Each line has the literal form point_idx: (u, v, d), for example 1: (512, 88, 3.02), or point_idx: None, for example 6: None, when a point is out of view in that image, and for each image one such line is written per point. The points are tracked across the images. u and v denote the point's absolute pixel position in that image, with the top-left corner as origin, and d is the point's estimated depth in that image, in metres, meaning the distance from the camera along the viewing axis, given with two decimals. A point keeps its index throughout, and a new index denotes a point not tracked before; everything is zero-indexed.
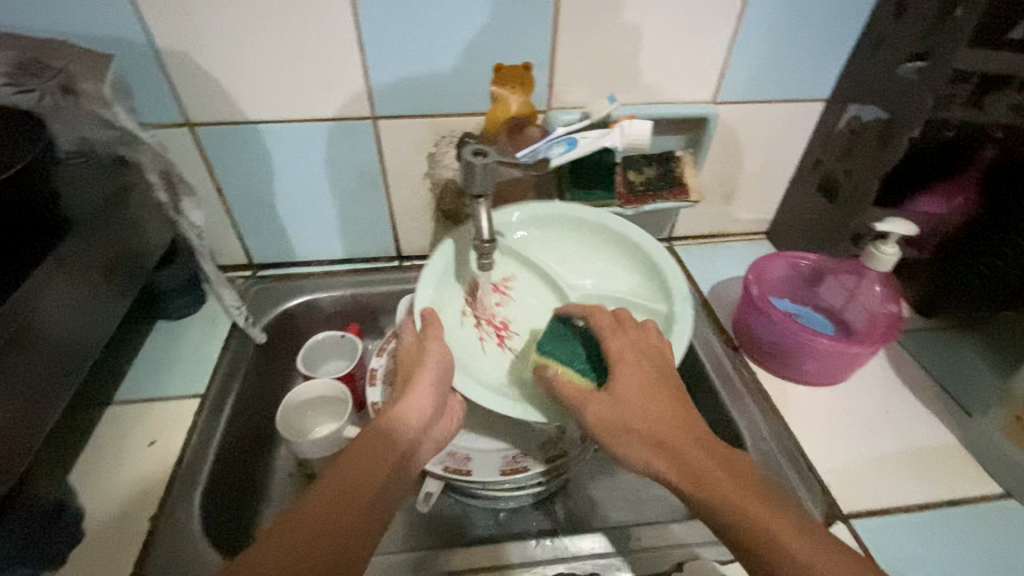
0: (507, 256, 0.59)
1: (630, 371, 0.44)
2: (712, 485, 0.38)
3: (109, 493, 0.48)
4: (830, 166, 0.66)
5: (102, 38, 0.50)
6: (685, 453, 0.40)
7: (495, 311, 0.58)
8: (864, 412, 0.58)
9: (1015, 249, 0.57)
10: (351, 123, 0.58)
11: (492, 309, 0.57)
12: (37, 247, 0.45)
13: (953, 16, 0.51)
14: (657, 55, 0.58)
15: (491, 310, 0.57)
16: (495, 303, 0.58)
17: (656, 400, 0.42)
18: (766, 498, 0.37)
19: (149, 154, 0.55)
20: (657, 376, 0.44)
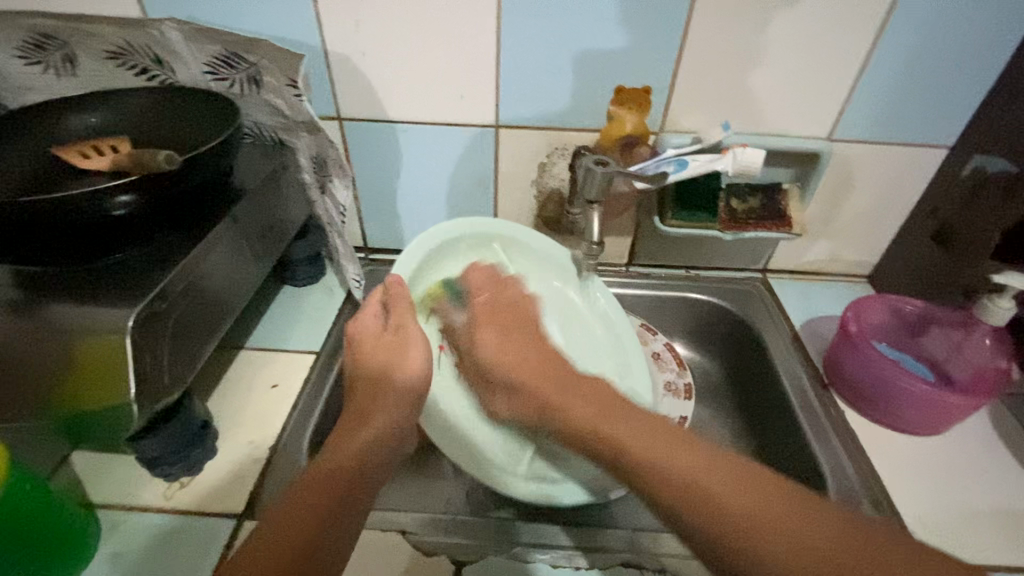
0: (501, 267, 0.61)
1: (491, 334, 0.55)
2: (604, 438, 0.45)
3: (237, 421, 0.55)
4: (948, 214, 0.64)
5: (284, 39, 0.59)
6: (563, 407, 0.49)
7: (459, 330, 0.58)
8: (961, 468, 0.55)
9: None
10: (476, 129, 0.64)
11: (457, 324, 0.58)
12: (214, 208, 0.53)
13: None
14: (776, 89, 0.60)
15: (458, 326, 0.58)
16: (469, 311, 0.60)
17: (512, 340, 0.55)
18: (674, 441, 0.42)
19: (305, 140, 0.62)
20: (509, 329, 0.55)
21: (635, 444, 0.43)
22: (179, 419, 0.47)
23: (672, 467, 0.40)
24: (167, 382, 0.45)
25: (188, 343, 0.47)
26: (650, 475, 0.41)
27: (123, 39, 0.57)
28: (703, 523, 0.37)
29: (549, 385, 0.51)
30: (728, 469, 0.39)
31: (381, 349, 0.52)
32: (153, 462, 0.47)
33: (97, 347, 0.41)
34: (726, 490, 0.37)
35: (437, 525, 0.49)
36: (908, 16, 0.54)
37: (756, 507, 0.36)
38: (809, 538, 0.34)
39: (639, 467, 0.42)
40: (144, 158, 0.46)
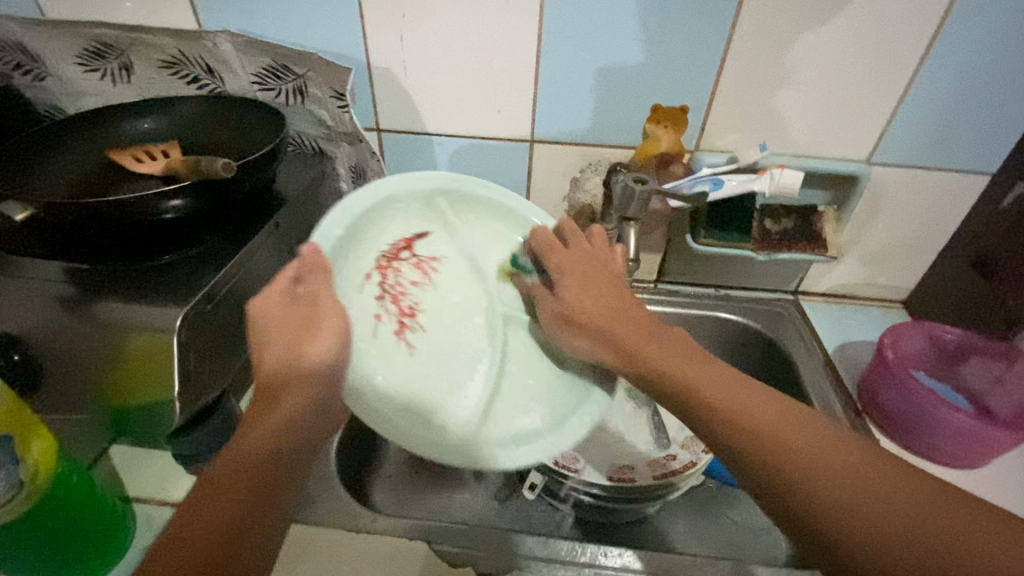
0: (438, 235, 0.53)
1: (578, 286, 0.48)
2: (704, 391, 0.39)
3: None
4: (989, 241, 0.62)
5: (331, 53, 0.60)
6: (658, 364, 0.42)
7: (409, 293, 0.50)
8: (1001, 505, 0.53)
9: None
10: (512, 143, 0.65)
11: (405, 287, 0.50)
12: (258, 213, 0.55)
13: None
14: (816, 111, 0.60)
15: (404, 290, 0.50)
16: (410, 282, 0.50)
17: (594, 290, 0.47)
18: (743, 389, 0.39)
19: (345, 151, 0.64)
20: (589, 278, 0.48)
21: (710, 380, 0.40)
22: (217, 418, 0.48)
23: (770, 426, 0.36)
24: (210, 379, 0.46)
25: (233, 342, 0.49)
26: (726, 416, 0.37)
27: (177, 49, 0.59)
28: (804, 499, 0.33)
29: (618, 320, 0.45)
30: (836, 444, 0.34)
31: (288, 328, 0.40)
32: (191, 459, 0.48)
33: (151, 342, 0.43)
34: (827, 454, 0.34)
35: (462, 536, 0.49)
36: (954, 40, 0.54)
37: (868, 488, 0.32)
38: (929, 530, 0.30)
39: (711, 405, 0.38)
40: (204, 166, 0.49)
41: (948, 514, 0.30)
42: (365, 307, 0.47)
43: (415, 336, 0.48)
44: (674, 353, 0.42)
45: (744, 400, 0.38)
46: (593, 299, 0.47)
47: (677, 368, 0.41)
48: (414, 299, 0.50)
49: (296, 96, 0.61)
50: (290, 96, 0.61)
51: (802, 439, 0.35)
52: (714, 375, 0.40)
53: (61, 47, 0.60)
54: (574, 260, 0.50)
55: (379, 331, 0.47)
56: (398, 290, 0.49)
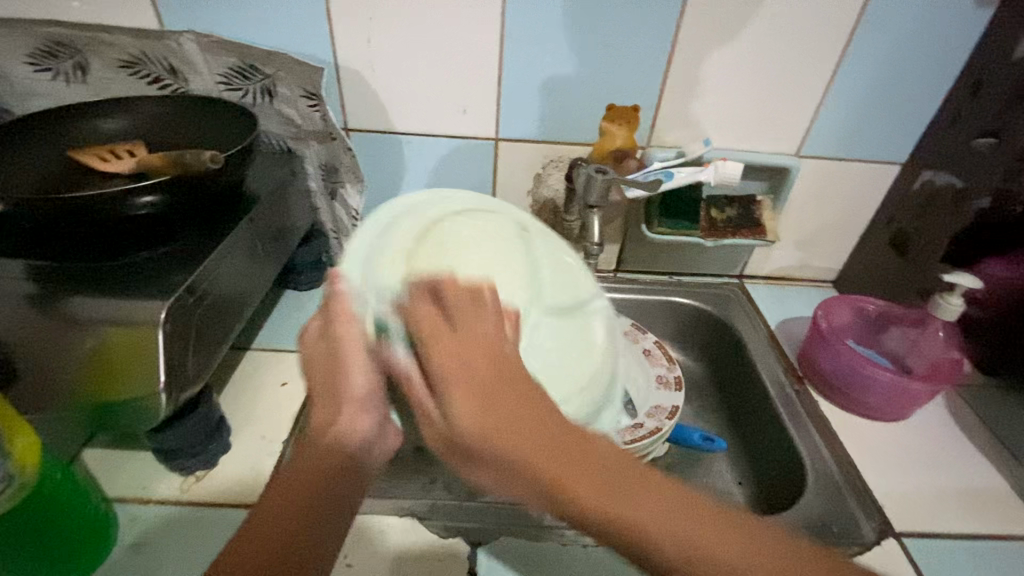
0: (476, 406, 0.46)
1: (424, 301, 0.37)
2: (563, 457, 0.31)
3: (248, 418, 0.56)
4: (904, 224, 0.71)
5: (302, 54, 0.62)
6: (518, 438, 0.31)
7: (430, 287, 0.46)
8: (924, 450, 0.60)
9: None
10: (476, 141, 0.69)
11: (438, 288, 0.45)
12: (233, 210, 0.56)
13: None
14: (752, 109, 0.66)
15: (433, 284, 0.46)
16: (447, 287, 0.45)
17: (469, 350, 0.33)
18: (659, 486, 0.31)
19: (314, 148, 0.65)
20: (429, 289, 0.36)
21: (631, 481, 0.31)
22: (199, 416, 0.48)
23: (643, 525, 0.30)
24: (193, 373, 0.46)
25: (212, 335, 0.49)
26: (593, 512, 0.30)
27: (138, 49, 0.59)
28: None
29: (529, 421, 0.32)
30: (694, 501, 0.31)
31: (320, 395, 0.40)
32: (175, 455, 0.48)
33: (126, 338, 0.43)
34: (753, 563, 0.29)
35: (452, 511, 0.51)
36: (864, 48, 0.62)
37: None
38: (747, 564, 0.29)
39: (571, 506, 0.31)
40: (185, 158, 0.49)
41: (732, 531, 0.30)
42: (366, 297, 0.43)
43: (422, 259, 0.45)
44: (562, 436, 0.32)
45: (659, 511, 0.30)
46: (506, 438, 0.31)
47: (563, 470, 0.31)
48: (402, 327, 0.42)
49: (265, 95, 0.62)
50: (259, 95, 0.62)
51: (684, 525, 0.30)
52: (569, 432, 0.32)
53: (10, 45, 0.58)
54: (443, 244, 0.42)
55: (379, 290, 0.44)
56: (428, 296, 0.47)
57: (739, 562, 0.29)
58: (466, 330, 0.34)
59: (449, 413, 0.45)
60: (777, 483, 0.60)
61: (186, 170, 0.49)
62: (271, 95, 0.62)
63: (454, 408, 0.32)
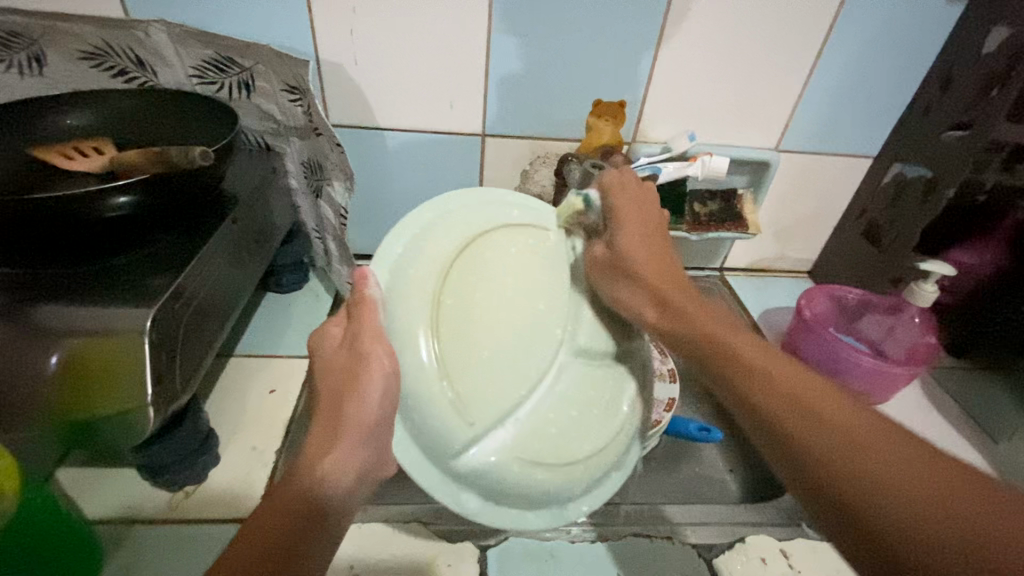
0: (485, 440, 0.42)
1: (636, 239, 0.47)
2: (737, 354, 0.39)
3: (237, 430, 0.53)
4: (875, 215, 0.74)
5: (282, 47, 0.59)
6: (721, 337, 0.40)
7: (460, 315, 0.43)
8: (904, 431, 0.63)
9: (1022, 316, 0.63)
10: (463, 137, 0.68)
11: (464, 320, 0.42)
12: (211, 211, 0.53)
13: (1013, 73, 0.57)
14: (734, 104, 0.68)
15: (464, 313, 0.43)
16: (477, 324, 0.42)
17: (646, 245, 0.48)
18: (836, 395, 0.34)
19: (295, 145, 0.63)
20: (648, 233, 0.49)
21: (796, 381, 0.35)
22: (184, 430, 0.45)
23: (780, 383, 0.35)
24: (179, 383, 0.44)
25: (197, 342, 0.47)
26: (761, 394, 0.35)
27: (103, 40, 0.54)
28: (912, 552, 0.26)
29: (700, 317, 0.43)
30: (857, 411, 0.32)
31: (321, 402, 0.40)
32: (161, 471, 0.46)
33: (98, 350, 0.39)
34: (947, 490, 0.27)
35: (458, 514, 0.50)
36: (840, 45, 0.64)
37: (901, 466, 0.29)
38: (917, 482, 0.28)
39: (748, 394, 0.36)
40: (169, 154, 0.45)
41: (902, 448, 0.29)
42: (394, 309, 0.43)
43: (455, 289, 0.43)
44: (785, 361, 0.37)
45: (819, 398, 0.33)
46: (686, 310, 0.44)
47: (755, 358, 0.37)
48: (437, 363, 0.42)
49: (243, 90, 0.59)
50: (236, 90, 0.59)
51: (860, 418, 0.31)
52: (751, 341, 0.39)
53: None
54: (631, 200, 0.50)
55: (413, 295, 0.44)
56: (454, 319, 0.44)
57: (899, 474, 0.28)
58: (639, 216, 0.50)
59: (455, 444, 0.41)
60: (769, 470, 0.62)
61: (173, 167, 0.45)
62: (249, 90, 0.59)
63: (680, 322, 0.43)
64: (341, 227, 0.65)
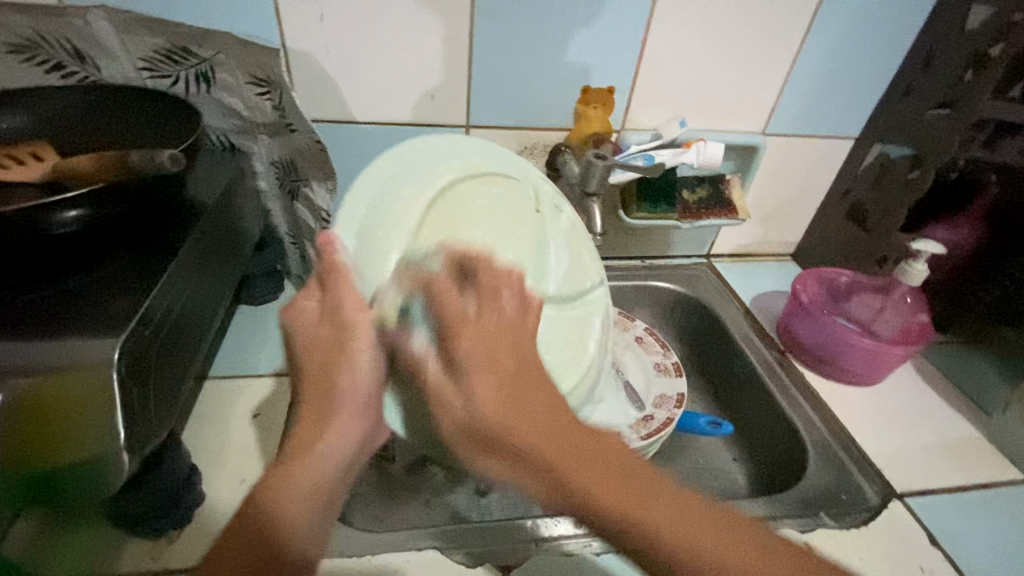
0: None
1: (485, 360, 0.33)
2: (603, 470, 0.31)
3: (223, 462, 0.49)
4: (859, 196, 0.75)
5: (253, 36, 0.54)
6: (576, 480, 0.30)
7: None
8: (902, 409, 0.64)
9: (1001, 288, 0.66)
10: (446, 130, 0.63)
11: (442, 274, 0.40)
12: (176, 220, 0.47)
13: (990, 55, 0.60)
14: (722, 88, 0.66)
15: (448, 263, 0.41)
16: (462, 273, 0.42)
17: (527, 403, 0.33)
18: (696, 519, 0.30)
19: (263, 144, 0.57)
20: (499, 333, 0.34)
21: (677, 519, 0.30)
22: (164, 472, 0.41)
23: (699, 550, 0.29)
24: (154, 422, 0.38)
25: (170, 372, 0.42)
26: (645, 541, 0.29)
27: (36, 31, 0.48)
28: None
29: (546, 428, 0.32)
30: (724, 537, 0.29)
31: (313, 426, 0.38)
32: (138, 518, 0.41)
33: (50, 390, 0.34)
34: None
35: (471, 534, 0.48)
36: (826, 25, 0.63)
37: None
38: None
39: (629, 522, 0.29)
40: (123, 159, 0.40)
41: None
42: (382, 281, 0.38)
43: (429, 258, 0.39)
44: (586, 447, 0.32)
45: (670, 524, 0.29)
46: (520, 418, 0.32)
47: (582, 474, 0.30)
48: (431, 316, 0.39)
49: (202, 83, 0.53)
50: (194, 84, 0.53)
51: (699, 537, 0.29)
52: (612, 458, 0.32)
53: None
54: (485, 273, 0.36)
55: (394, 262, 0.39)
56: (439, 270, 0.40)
57: None
58: (501, 292, 0.36)
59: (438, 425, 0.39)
60: (774, 461, 0.62)
61: (133, 173, 0.40)
62: (210, 84, 0.53)
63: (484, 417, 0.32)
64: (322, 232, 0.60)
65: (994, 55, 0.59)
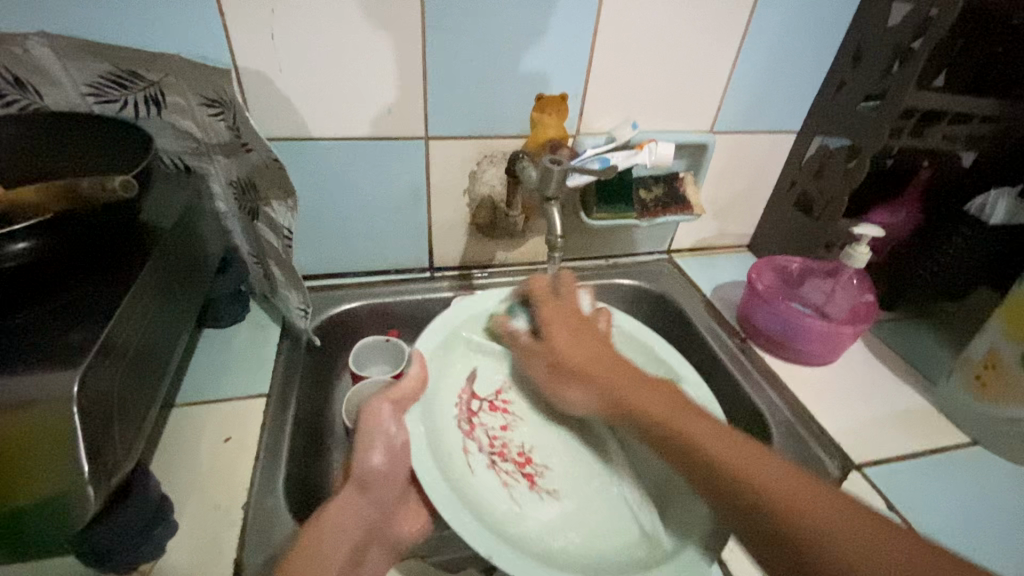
0: (500, 374, 0.62)
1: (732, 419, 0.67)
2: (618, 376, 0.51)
3: (196, 489, 0.48)
4: (805, 185, 0.79)
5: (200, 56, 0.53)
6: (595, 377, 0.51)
7: (506, 441, 0.57)
8: (856, 385, 0.68)
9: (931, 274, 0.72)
10: (407, 142, 0.64)
11: (497, 434, 0.57)
12: (126, 248, 0.45)
13: (913, 49, 0.64)
14: (670, 91, 0.69)
15: (503, 440, 0.56)
16: (500, 428, 0.57)
17: (578, 340, 0.54)
18: (772, 464, 0.41)
19: (219, 165, 0.57)
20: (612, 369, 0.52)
21: (706, 435, 0.44)
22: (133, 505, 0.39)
23: (761, 481, 0.40)
24: (120, 451, 0.38)
25: (134, 400, 0.41)
26: (701, 453, 0.43)
27: None
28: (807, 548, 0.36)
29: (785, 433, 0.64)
30: (762, 455, 0.42)
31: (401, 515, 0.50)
32: (102, 556, 0.39)
33: (15, 431, 0.33)
34: (844, 519, 0.37)
35: None
36: (762, 28, 0.67)
37: (808, 505, 0.38)
38: (849, 532, 0.36)
39: (686, 446, 0.44)
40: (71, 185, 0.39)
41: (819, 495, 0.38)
42: (452, 407, 0.56)
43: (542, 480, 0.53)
44: (630, 378, 0.50)
45: (789, 486, 0.39)
46: (606, 372, 0.51)
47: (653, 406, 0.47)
48: (517, 428, 0.58)
49: (152, 107, 0.53)
50: (145, 108, 0.53)
51: (770, 472, 0.40)
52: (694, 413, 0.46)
53: None
54: (552, 308, 0.58)
55: (476, 466, 0.52)
56: (495, 437, 0.56)
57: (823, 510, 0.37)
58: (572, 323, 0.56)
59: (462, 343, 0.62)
60: None
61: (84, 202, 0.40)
62: (160, 107, 0.53)
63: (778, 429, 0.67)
64: (285, 250, 0.59)
65: (916, 49, 0.64)
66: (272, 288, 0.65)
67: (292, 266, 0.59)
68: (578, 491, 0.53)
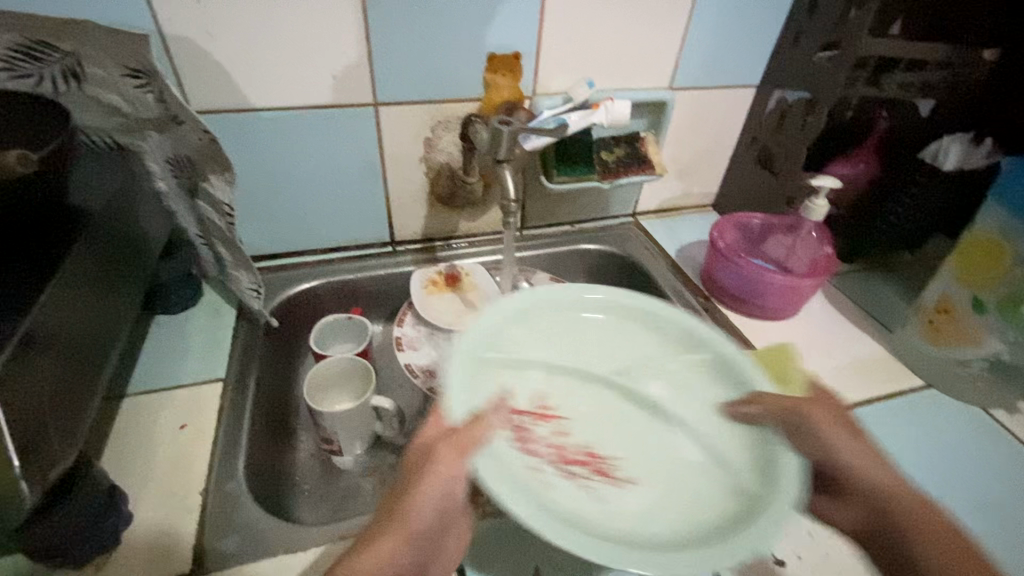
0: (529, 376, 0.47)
1: None
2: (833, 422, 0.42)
3: (150, 478, 0.47)
4: (765, 141, 0.78)
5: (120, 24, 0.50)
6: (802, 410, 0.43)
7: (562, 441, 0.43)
8: (816, 337, 0.69)
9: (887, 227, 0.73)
10: (354, 110, 0.61)
11: (535, 436, 0.43)
12: (49, 230, 0.43)
13: None
14: (627, 47, 0.67)
15: (554, 441, 0.43)
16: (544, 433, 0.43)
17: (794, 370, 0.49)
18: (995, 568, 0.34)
19: (152, 140, 0.54)
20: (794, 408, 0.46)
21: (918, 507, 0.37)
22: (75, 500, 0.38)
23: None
24: (55, 443, 0.36)
25: (68, 392, 0.39)
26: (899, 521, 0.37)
27: None
28: None
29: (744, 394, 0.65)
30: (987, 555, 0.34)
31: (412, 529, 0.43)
32: (50, 552, 0.38)
33: None
34: None
35: None
36: None
37: None
38: None
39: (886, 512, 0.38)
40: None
41: None
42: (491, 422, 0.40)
43: (620, 472, 0.42)
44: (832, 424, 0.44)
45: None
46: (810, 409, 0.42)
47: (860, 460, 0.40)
48: (571, 426, 0.45)
49: (70, 80, 0.48)
50: (62, 81, 0.48)
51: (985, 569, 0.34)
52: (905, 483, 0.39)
53: None
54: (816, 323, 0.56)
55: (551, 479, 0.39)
56: (552, 445, 0.42)
57: None
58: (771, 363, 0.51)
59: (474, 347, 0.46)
60: None
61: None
62: (80, 80, 0.49)
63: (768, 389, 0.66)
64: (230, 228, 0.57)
65: None
66: (222, 269, 0.63)
67: (237, 244, 0.58)
68: (657, 471, 0.42)
